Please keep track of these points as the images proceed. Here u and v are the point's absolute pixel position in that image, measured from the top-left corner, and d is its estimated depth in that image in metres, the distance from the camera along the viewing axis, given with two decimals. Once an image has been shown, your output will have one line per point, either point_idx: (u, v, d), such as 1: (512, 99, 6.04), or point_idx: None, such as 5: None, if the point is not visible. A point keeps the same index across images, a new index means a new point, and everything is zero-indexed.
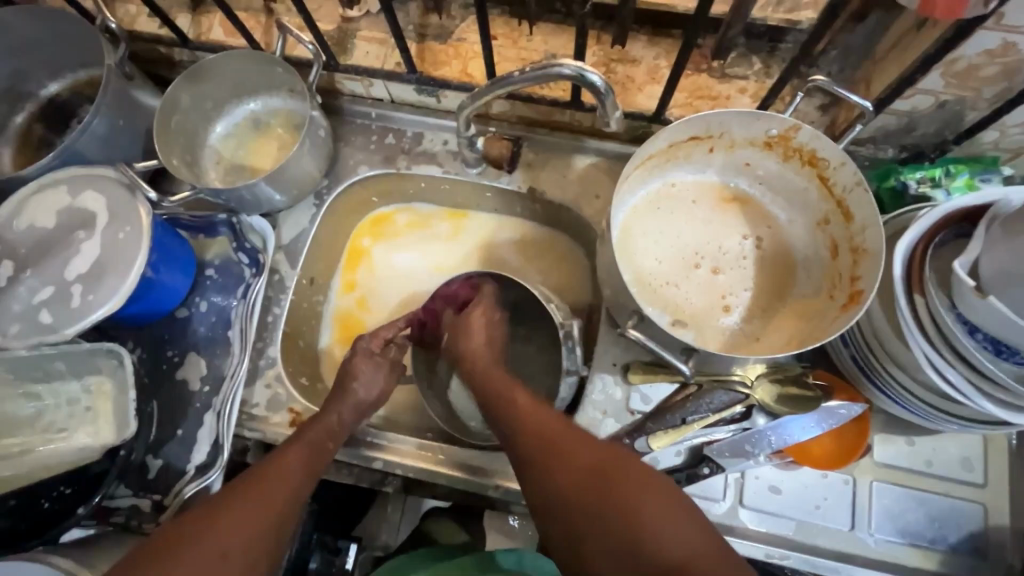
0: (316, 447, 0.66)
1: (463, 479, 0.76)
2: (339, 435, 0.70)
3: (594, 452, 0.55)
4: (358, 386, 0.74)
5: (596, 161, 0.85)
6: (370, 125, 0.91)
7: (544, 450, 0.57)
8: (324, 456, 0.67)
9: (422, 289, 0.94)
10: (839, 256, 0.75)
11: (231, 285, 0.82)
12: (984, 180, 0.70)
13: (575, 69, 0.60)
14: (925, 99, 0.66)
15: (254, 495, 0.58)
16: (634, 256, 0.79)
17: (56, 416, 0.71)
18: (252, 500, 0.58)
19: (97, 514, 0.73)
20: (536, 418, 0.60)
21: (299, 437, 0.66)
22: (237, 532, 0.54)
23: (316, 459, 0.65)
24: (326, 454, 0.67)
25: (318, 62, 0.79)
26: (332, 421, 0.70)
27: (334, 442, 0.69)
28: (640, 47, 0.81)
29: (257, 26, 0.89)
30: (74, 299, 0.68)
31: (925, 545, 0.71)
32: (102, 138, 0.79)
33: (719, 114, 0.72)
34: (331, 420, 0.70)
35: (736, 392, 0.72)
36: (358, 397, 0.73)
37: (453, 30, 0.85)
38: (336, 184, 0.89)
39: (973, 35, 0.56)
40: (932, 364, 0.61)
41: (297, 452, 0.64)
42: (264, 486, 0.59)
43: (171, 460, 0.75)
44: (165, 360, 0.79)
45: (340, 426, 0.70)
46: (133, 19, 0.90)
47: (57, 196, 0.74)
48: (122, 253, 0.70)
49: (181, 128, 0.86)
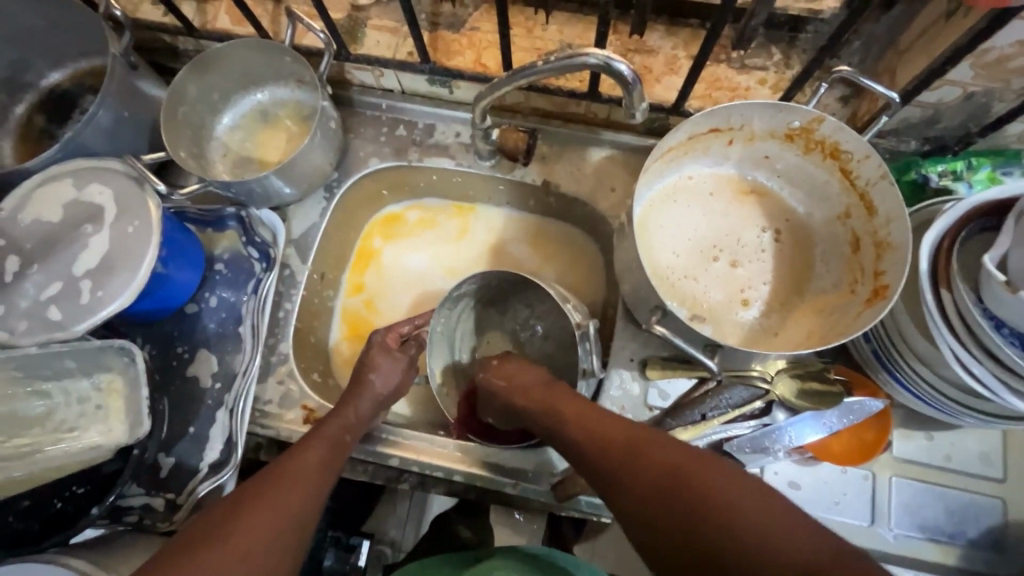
0: (333, 442, 0.66)
1: (480, 476, 0.75)
2: (357, 430, 0.70)
3: (674, 457, 0.51)
4: (374, 377, 0.74)
5: (611, 153, 0.83)
6: (381, 116, 0.89)
7: (614, 463, 0.54)
8: (342, 450, 0.66)
9: (434, 286, 0.93)
10: (861, 250, 0.74)
11: (241, 280, 0.81)
12: (1006, 173, 0.70)
13: (601, 58, 0.59)
14: (952, 91, 0.65)
15: (274, 493, 0.57)
16: (651, 249, 0.78)
17: (67, 415, 0.70)
18: (273, 497, 0.57)
19: (109, 513, 0.72)
20: (593, 425, 0.57)
21: (316, 432, 0.66)
22: (262, 531, 0.54)
23: (335, 454, 0.65)
24: (344, 449, 0.67)
25: (329, 51, 0.77)
26: (348, 417, 0.69)
27: (351, 436, 0.69)
28: (657, 37, 0.80)
29: (264, 14, 0.87)
30: (83, 295, 0.66)
31: (945, 540, 0.71)
32: (108, 129, 0.77)
33: (742, 106, 0.70)
34: (347, 416, 0.69)
35: (756, 387, 0.72)
36: (375, 389, 0.73)
37: (466, 18, 0.83)
38: (346, 176, 0.87)
39: (1009, 25, 0.55)
40: (959, 360, 0.60)
41: (316, 448, 0.64)
42: (286, 485, 0.58)
43: (184, 458, 0.74)
44: (175, 357, 0.78)
45: (357, 421, 0.70)
46: (136, 7, 0.87)
47: (63, 189, 0.72)
48: (132, 248, 0.68)
49: (187, 119, 0.84)
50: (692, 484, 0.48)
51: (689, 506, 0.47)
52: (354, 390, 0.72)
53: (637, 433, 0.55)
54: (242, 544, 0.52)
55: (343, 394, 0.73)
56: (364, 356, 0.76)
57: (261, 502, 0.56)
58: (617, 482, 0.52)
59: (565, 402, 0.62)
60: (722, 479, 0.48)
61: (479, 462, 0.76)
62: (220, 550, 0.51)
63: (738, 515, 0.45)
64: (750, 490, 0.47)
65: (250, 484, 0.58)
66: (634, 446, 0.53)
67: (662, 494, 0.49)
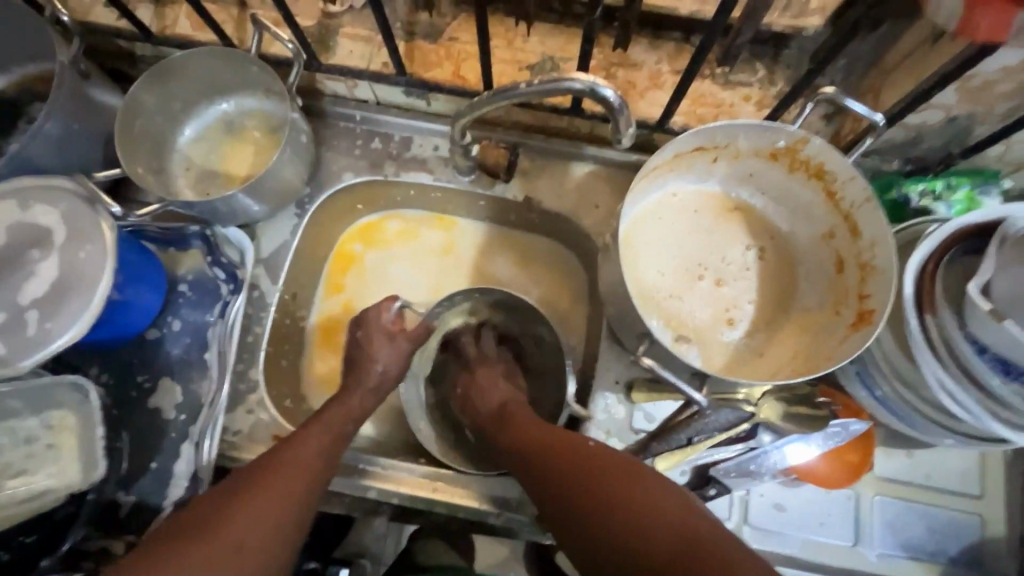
0: (334, 431, 0.64)
1: (463, 506, 0.72)
2: (360, 417, 0.68)
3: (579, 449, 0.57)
4: (378, 367, 0.71)
5: (594, 168, 0.81)
6: (354, 128, 0.85)
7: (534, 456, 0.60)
8: (343, 441, 0.65)
9: (415, 305, 0.88)
10: (845, 272, 0.74)
11: (207, 303, 0.77)
12: (983, 193, 0.70)
13: (586, 83, 0.57)
14: (936, 114, 0.65)
15: (278, 468, 0.58)
16: (636, 267, 0.76)
17: (12, 458, 0.65)
18: (279, 471, 0.58)
19: (62, 562, 0.65)
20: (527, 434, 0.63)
21: (316, 422, 0.64)
22: (263, 522, 0.53)
23: (336, 442, 0.64)
24: (346, 437, 0.66)
25: (299, 61, 0.73)
26: (352, 405, 0.68)
27: (353, 424, 0.67)
28: (641, 51, 0.78)
29: (228, 19, 0.81)
30: (29, 327, 0.61)
31: (926, 559, 0.71)
32: (57, 142, 0.72)
33: (728, 126, 0.69)
34: (350, 403, 0.68)
35: (743, 410, 0.70)
36: (381, 379, 0.72)
37: (444, 28, 0.80)
38: (318, 192, 0.83)
39: (996, 53, 0.54)
40: (941, 386, 0.61)
41: (317, 437, 0.62)
42: (288, 463, 0.59)
43: (145, 497, 0.69)
44: (135, 387, 0.73)
45: (360, 408, 0.69)
46: (88, 9, 0.82)
47: (5, 210, 0.66)
48: (84, 275, 0.63)
49: (145, 131, 0.78)
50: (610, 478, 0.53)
51: (603, 500, 0.52)
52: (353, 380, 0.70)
53: (564, 434, 0.61)
54: (247, 520, 0.53)
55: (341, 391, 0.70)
56: (362, 343, 0.72)
57: (256, 491, 0.55)
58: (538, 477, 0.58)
59: (514, 410, 0.70)
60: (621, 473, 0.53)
61: (461, 492, 0.73)
62: (209, 544, 0.50)
63: (647, 506, 0.50)
64: (665, 491, 0.51)
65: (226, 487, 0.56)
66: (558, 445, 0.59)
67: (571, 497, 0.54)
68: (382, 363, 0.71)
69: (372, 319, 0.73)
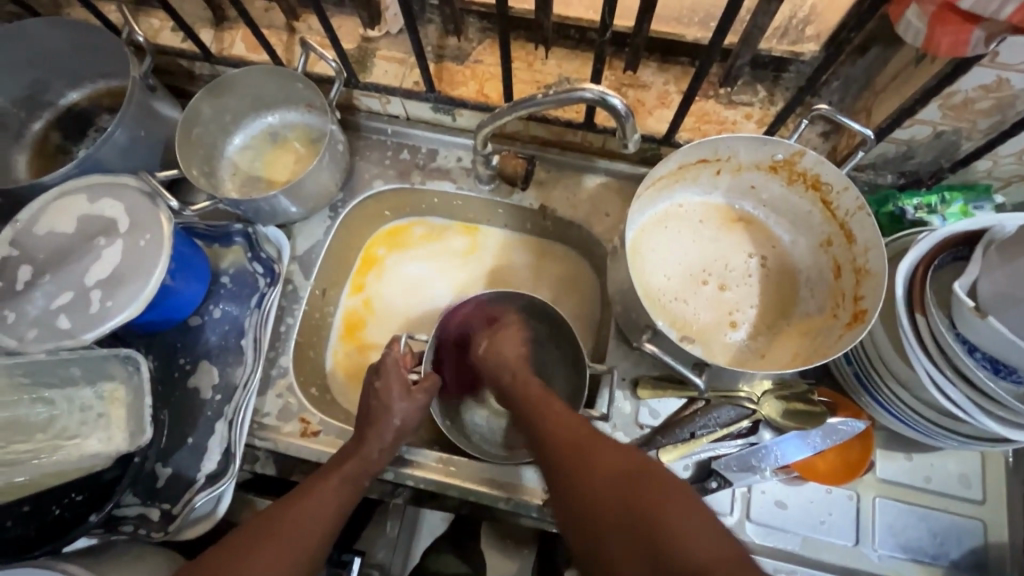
0: (351, 482, 0.68)
1: (474, 490, 0.76)
2: (377, 470, 0.71)
3: (609, 452, 0.57)
4: (397, 421, 0.73)
5: (606, 180, 0.88)
6: (386, 141, 0.93)
7: (566, 448, 0.59)
8: (357, 492, 0.68)
9: (433, 306, 0.94)
10: (842, 277, 0.78)
11: (245, 295, 0.83)
12: (977, 207, 0.75)
13: (596, 93, 0.63)
14: (924, 129, 0.70)
15: (293, 517, 0.63)
16: (643, 269, 0.81)
17: (69, 422, 0.71)
18: (293, 520, 0.63)
19: (104, 523, 0.72)
20: (555, 422, 0.63)
21: (333, 471, 0.68)
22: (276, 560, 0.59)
23: (348, 495, 0.67)
24: (361, 487, 0.69)
25: (340, 78, 0.81)
26: (370, 458, 0.70)
27: (369, 475, 0.70)
28: (650, 73, 0.85)
29: (279, 43, 0.91)
30: (93, 305, 0.68)
31: (928, 561, 0.72)
32: (123, 147, 0.81)
33: (728, 139, 0.75)
34: (370, 459, 0.70)
35: (743, 408, 0.74)
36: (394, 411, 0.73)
37: (470, 52, 0.88)
38: (351, 197, 0.91)
39: (971, 71, 0.59)
40: (935, 383, 0.63)
41: (330, 487, 0.66)
42: (305, 506, 0.64)
43: (181, 469, 0.75)
44: (177, 368, 0.80)
45: (378, 462, 0.71)
46: (156, 33, 0.92)
47: (78, 203, 0.75)
48: (143, 261, 0.71)
49: (200, 139, 0.87)
50: (642, 484, 0.52)
51: (633, 502, 0.51)
52: (374, 425, 0.72)
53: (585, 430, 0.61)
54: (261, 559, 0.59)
55: (363, 426, 0.73)
56: (383, 381, 0.76)
57: (272, 533, 0.61)
58: (567, 473, 0.57)
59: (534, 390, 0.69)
60: (655, 478, 0.53)
61: (474, 477, 0.76)
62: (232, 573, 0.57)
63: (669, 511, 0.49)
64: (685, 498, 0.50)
65: (251, 526, 0.62)
66: (584, 458, 0.57)
67: (605, 493, 0.53)
68: (398, 416, 0.73)
69: (391, 368, 0.77)
